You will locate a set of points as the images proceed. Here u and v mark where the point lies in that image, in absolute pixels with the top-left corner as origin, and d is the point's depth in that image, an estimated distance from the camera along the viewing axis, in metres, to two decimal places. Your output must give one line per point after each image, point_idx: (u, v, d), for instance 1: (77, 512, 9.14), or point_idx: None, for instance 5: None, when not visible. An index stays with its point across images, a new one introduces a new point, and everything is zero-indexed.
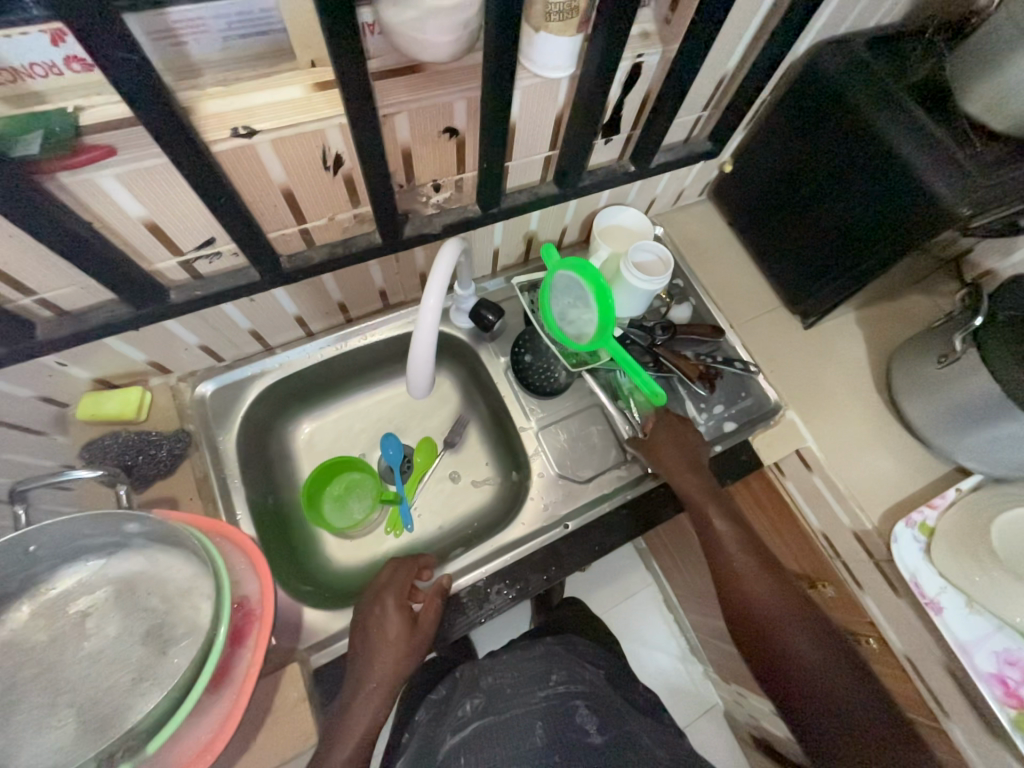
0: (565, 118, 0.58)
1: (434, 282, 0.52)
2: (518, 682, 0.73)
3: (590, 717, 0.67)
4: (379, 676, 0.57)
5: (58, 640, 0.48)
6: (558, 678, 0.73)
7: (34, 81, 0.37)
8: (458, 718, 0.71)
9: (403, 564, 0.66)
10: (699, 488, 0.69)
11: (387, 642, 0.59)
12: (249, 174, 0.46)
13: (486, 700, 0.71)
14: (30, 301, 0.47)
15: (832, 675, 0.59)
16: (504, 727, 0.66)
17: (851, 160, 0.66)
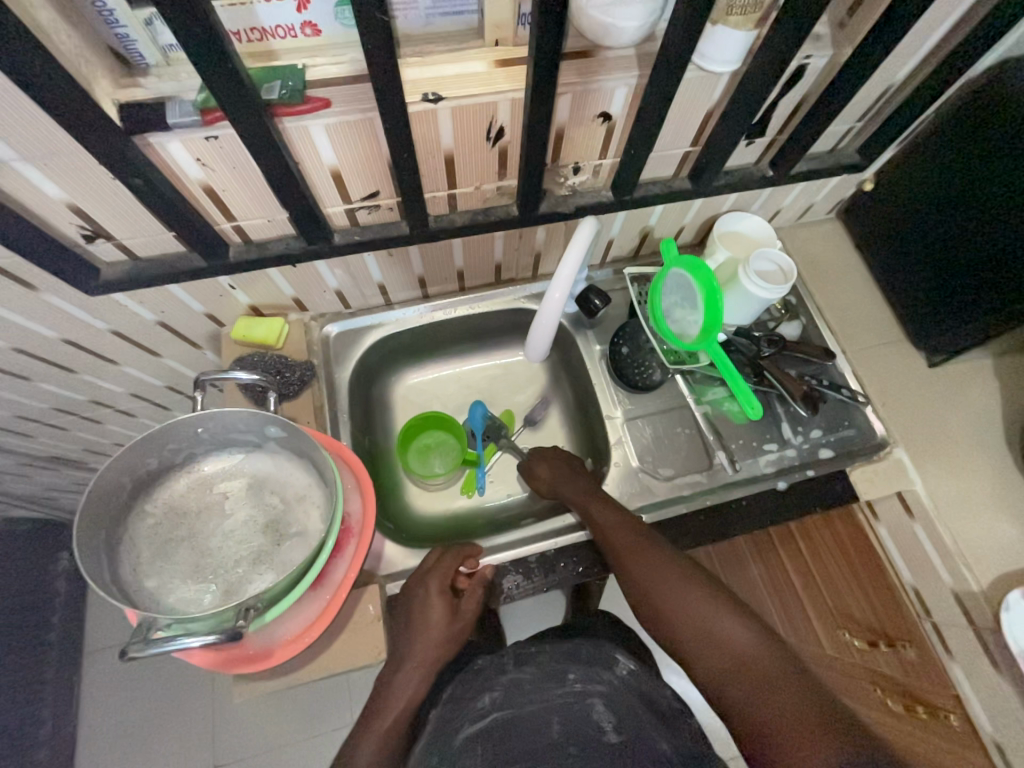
0: (715, 115, 0.58)
1: (567, 261, 0.57)
2: (537, 677, 0.65)
3: (609, 715, 0.59)
4: (417, 659, 0.62)
5: (200, 513, 0.56)
6: (577, 675, 0.64)
7: (274, 40, 0.45)
8: (473, 709, 0.63)
9: (449, 554, 0.66)
10: (578, 489, 0.70)
11: (427, 628, 0.62)
12: (424, 137, 0.52)
13: (504, 692, 0.64)
14: (229, 226, 0.56)
15: (761, 661, 0.51)
16: (518, 724, 0.59)
17: (1015, 206, 0.62)
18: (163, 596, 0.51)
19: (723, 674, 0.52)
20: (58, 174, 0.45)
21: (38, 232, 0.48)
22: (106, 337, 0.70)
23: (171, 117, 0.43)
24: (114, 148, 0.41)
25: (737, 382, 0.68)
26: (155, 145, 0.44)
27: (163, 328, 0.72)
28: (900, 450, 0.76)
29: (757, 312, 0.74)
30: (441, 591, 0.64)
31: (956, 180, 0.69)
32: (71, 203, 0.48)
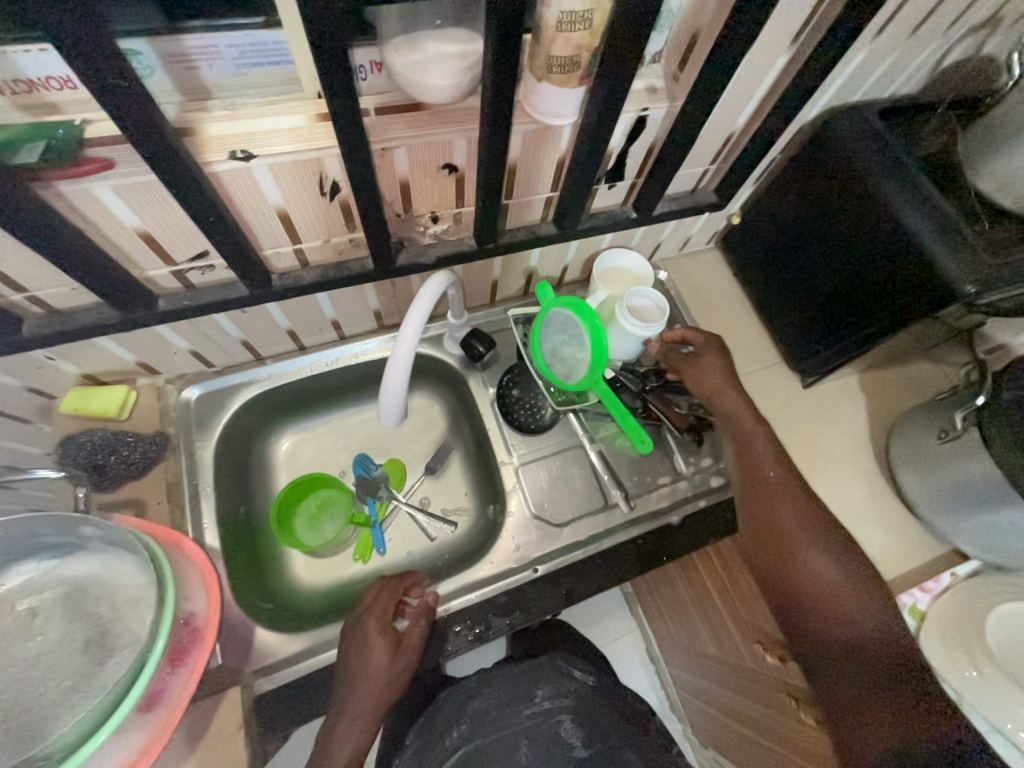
0: (566, 163, 0.58)
1: (415, 309, 0.53)
2: (503, 702, 0.70)
3: (576, 729, 0.66)
4: (361, 709, 0.57)
5: (3, 638, 0.48)
6: (545, 692, 0.71)
7: (48, 91, 0.37)
8: (443, 747, 0.68)
9: (383, 588, 0.64)
10: (751, 425, 0.68)
11: (366, 676, 0.58)
12: (245, 193, 0.47)
13: (470, 724, 0.69)
14: (21, 297, 0.48)
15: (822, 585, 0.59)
16: (488, 753, 0.65)
17: (851, 240, 0.67)
18: None
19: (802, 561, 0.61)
20: None
21: None
22: None
23: None
24: None
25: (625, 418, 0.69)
26: None
27: None
28: None
29: (640, 347, 0.74)
30: (380, 629, 0.61)
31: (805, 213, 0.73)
32: None
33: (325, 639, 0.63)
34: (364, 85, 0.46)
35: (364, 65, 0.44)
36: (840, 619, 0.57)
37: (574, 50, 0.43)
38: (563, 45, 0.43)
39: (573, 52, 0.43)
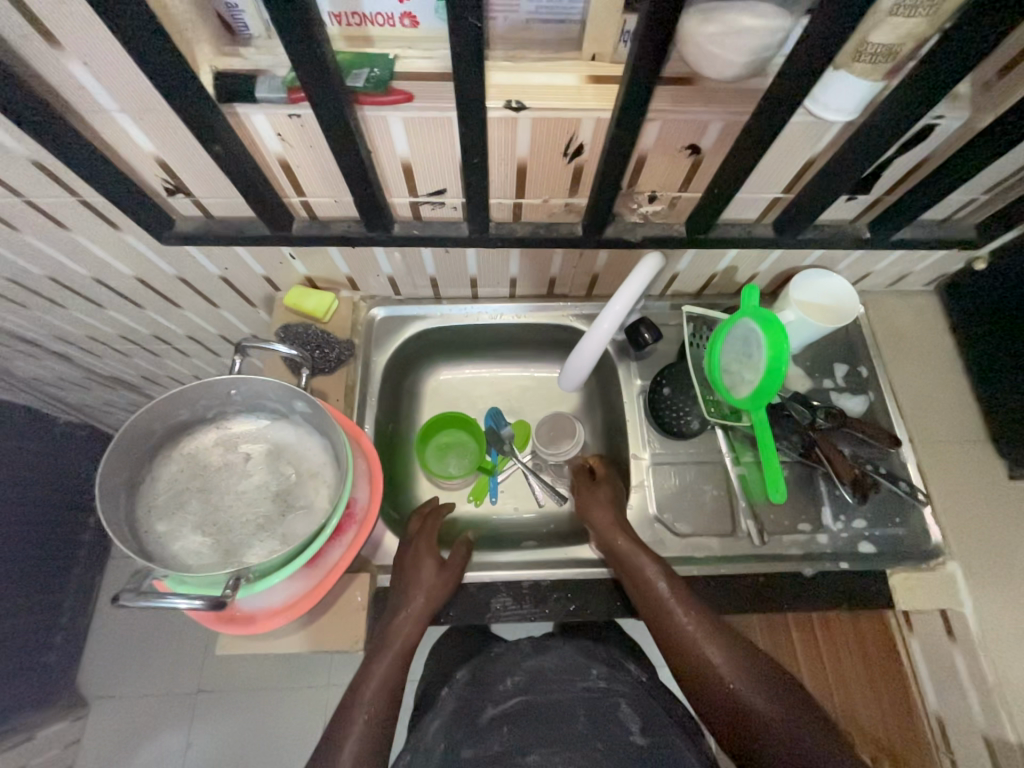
0: (815, 165, 0.54)
1: (625, 289, 0.57)
2: (561, 667, 0.71)
3: (634, 717, 0.66)
4: (412, 608, 0.61)
5: (224, 470, 0.58)
6: (601, 671, 0.71)
7: (371, 27, 0.44)
8: (497, 691, 0.70)
9: (431, 516, 0.71)
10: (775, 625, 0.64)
11: (417, 584, 0.62)
12: (500, 144, 0.50)
13: (526, 676, 0.71)
14: (298, 201, 0.57)
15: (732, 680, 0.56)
16: (546, 710, 0.66)
17: None
18: (168, 543, 0.54)
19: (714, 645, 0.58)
20: (153, 132, 0.47)
21: (128, 182, 0.51)
22: (174, 282, 0.75)
23: (261, 92, 0.44)
24: (203, 117, 0.42)
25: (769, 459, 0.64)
26: (241, 115, 0.45)
27: (225, 283, 0.76)
28: (956, 564, 0.68)
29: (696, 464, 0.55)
30: (428, 550, 0.66)
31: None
32: (160, 158, 0.50)
33: None
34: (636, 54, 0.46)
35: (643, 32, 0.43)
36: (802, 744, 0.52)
37: (899, 39, 0.39)
38: (889, 32, 0.38)
39: (899, 41, 0.39)
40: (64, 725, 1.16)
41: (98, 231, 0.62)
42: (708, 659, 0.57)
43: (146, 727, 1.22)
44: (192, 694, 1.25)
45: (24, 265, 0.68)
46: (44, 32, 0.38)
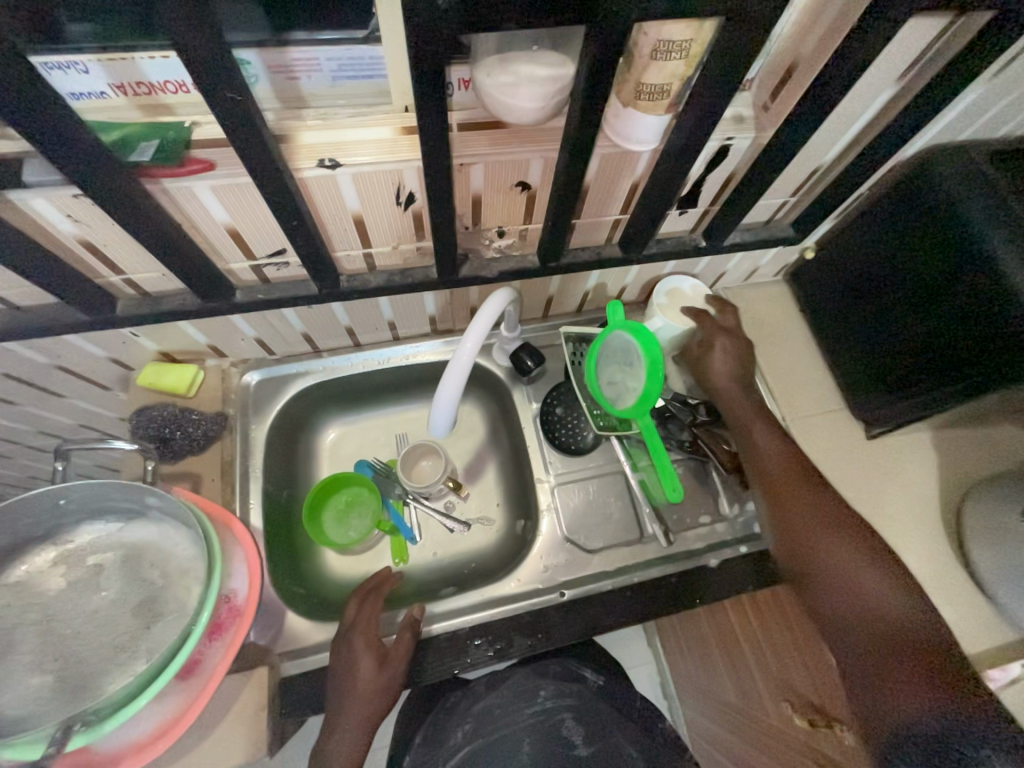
0: (640, 188, 0.57)
1: (476, 325, 0.54)
2: (506, 700, 0.68)
3: (578, 729, 0.65)
4: (353, 719, 0.56)
5: (68, 590, 0.51)
6: (548, 691, 0.69)
7: (166, 95, 0.40)
8: (448, 747, 0.66)
9: (370, 596, 0.66)
10: (824, 516, 0.58)
11: (354, 690, 0.57)
12: (327, 200, 0.49)
13: (475, 724, 0.67)
14: (119, 279, 0.52)
15: (835, 574, 0.55)
16: (491, 753, 0.63)
17: (937, 297, 0.62)
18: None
19: (824, 535, 0.57)
20: None
21: None
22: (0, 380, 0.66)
23: (29, 175, 0.40)
24: None
25: (659, 456, 0.67)
26: (15, 202, 0.41)
27: (66, 373, 0.68)
28: None
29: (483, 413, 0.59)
30: (366, 643, 0.60)
31: (907, 269, 0.65)
32: None
33: None
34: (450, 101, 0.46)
35: (453, 82, 0.44)
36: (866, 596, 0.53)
37: (666, 78, 0.42)
38: (656, 73, 0.42)
39: (666, 80, 0.42)
40: None
41: None
42: (819, 555, 0.57)
43: None
44: None
45: None
46: None
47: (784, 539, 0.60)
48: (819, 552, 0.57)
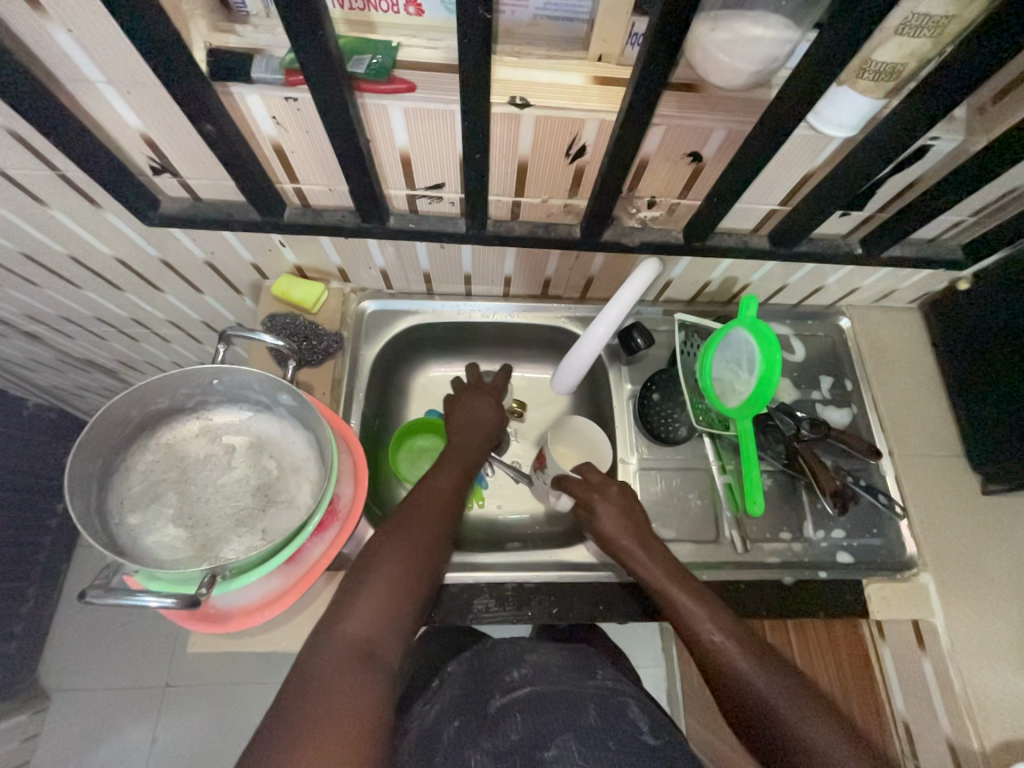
0: (812, 179, 0.54)
1: (626, 290, 0.58)
2: (565, 665, 0.67)
3: (642, 717, 0.61)
4: (481, 438, 0.72)
5: (202, 460, 0.56)
6: (606, 672, 0.68)
7: (376, 12, 0.43)
8: (504, 680, 0.65)
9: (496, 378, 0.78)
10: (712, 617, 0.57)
11: (486, 417, 0.74)
12: (502, 141, 0.50)
13: (533, 670, 0.66)
14: (290, 187, 0.56)
15: (784, 703, 0.50)
16: (556, 698, 0.61)
17: None
18: (141, 536, 0.51)
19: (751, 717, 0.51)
20: (138, 108, 0.45)
21: (110, 156, 0.49)
22: (156, 265, 0.72)
23: (256, 72, 0.42)
24: (195, 94, 0.41)
25: (751, 467, 0.67)
26: (235, 95, 0.44)
27: (211, 268, 0.73)
28: (928, 576, 0.70)
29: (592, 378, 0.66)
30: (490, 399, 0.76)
31: None
32: (146, 135, 0.48)
33: None
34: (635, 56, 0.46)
35: (640, 32, 0.43)
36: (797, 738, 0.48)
37: (902, 58, 0.40)
38: (893, 51, 0.39)
39: (901, 60, 0.40)
40: (21, 720, 1.13)
41: (76, 207, 0.60)
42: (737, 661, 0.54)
43: (107, 723, 1.20)
44: (159, 687, 1.23)
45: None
46: None
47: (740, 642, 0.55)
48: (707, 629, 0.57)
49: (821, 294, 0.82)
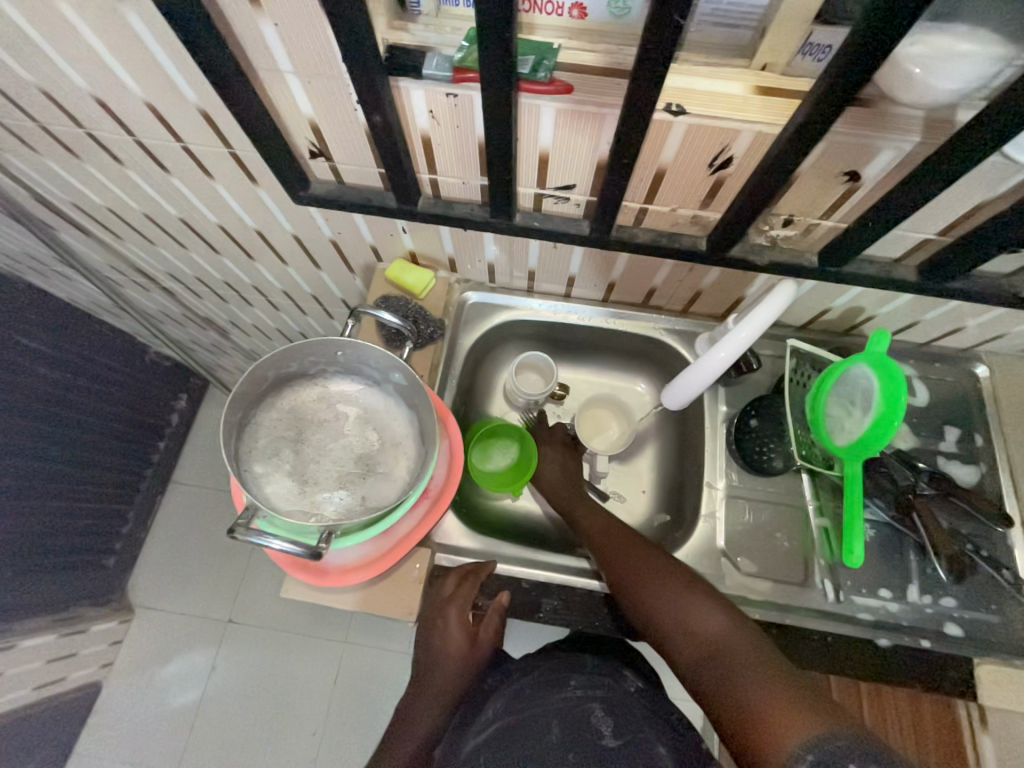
0: (985, 210, 0.49)
1: (758, 314, 0.56)
2: (538, 682, 0.66)
3: (607, 722, 0.60)
4: (448, 678, 0.65)
5: (315, 423, 0.61)
6: (578, 681, 0.65)
7: (537, 13, 0.43)
8: (478, 718, 0.64)
9: (470, 577, 0.66)
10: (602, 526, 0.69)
11: (450, 652, 0.65)
12: (647, 147, 0.49)
13: (505, 702, 0.64)
14: (427, 178, 0.59)
15: (732, 642, 0.55)
16: (519, 730, 0.60)
17: None
18: (263, 483, 0.57)
19: (705, 666, 0.54)
20: (312, 95, 0.49)
21: (281, 139, 0.54)
22: (287, 240, 0.79)
23: (427, 68, 0.45)
24: (372, 88, 0.44)
25: (855, 512, 0.62)
26: (402, 89, 0.47)
27: (333, 247, 0.79)
28: None
29: (693, 396, 0.66)
30: (461, 617, 0.64)
31: None
32: (313, 121, 0.53)
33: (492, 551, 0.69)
34: (807, 67, 0.44)
35: (816, 46, 0.41)
36: (691, 622, 0.57)
37: None
38: None
39: None
40: (111, 626, 1.29)
41: (235, 182, 0.66)
42: (643, 571, 0.62)
43: (178, 643, 1.34)
44: (223, 622, 1.35)
45: (161, 202, 0.74)
46: None
47: (646, 558, 0.63)
48: (631, 565, 0.63)
49: (958, 337, 0.74)
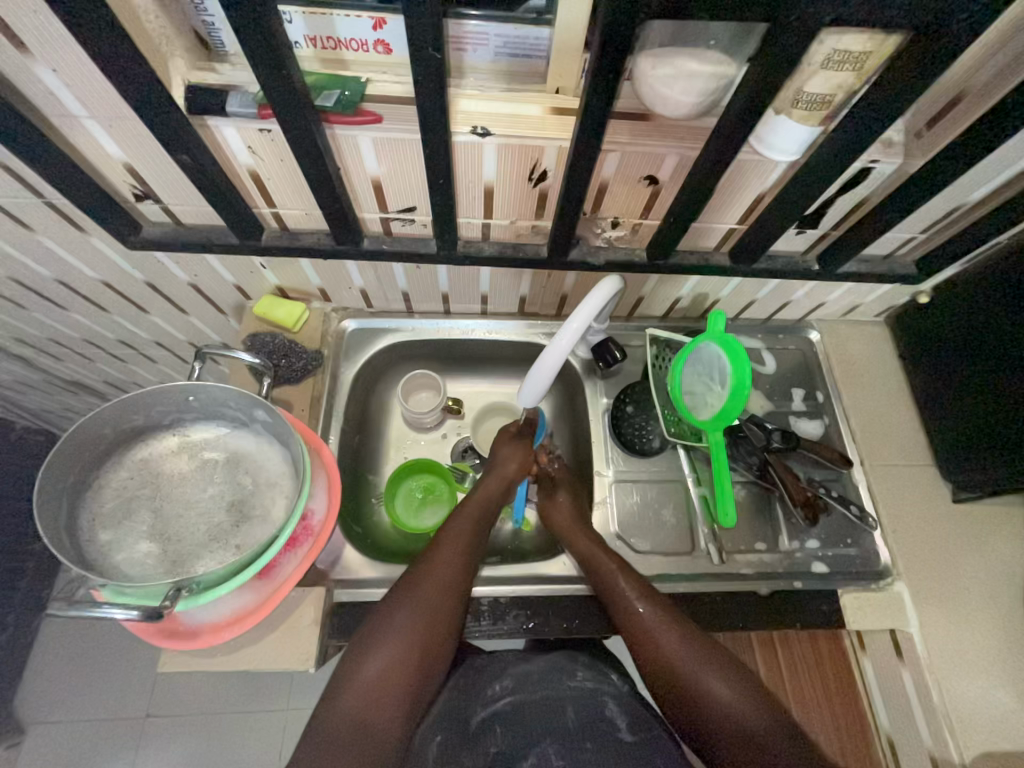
0: (764, 200, 0.57)
1: (588, 303, 0.59)
2: (546, 670, 0.65)
3: (621, 714, 0.60)
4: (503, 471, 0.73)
5: (176, 477, 0.57)
6: (587, 673, 0.65)
7: (347, 51, 0.45)
8: (486, 694, 0.64)
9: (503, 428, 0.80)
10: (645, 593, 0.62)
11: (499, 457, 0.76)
12: (467, 167, 0.53)
13: (515, 680, 0.64)
14: (269, 211, 0.59)
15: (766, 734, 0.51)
16: (537, 706, 0.60)
17: None
18: (114, 551, 0.52)
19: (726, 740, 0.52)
20: (118, 139, 0.48)
21: (96, 186, 0.51)
22: (142, 288, 0.75)
23: (232, 106, 0.44)
24: (172, 130, 0.43)
25: (721, 478, 0.68)
26: (211, 127, 0.46)
27: (194, 290, 0.76)
28: (902, 583, 0.70)
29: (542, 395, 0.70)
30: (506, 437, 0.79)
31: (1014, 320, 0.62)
32: (128, 164, 0.51)
33: (393, 576, 0.67)
34: None
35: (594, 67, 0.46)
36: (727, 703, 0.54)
37: (831, 89, 0.43)
38: (822, 82, 0.42)
39: (830, 91, 0.43)
40: None
41: (65, 234, 0.62)
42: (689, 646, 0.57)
43: (85, 755, 1.17)
44: (140, 718, 1.19)
45: None
46: (13, 40, 0.39)
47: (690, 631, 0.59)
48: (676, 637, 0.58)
49: (790, 309, 0.84)
